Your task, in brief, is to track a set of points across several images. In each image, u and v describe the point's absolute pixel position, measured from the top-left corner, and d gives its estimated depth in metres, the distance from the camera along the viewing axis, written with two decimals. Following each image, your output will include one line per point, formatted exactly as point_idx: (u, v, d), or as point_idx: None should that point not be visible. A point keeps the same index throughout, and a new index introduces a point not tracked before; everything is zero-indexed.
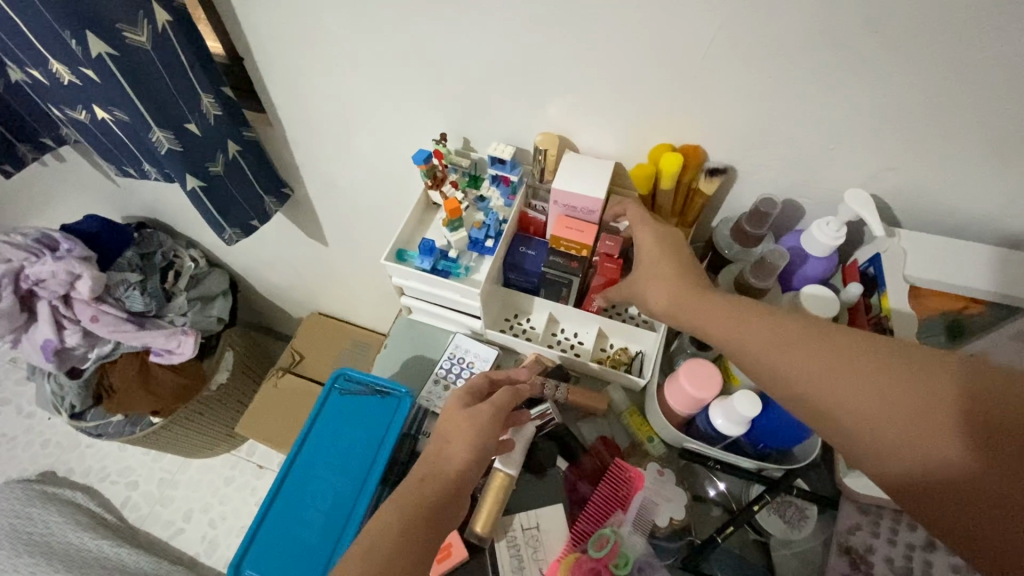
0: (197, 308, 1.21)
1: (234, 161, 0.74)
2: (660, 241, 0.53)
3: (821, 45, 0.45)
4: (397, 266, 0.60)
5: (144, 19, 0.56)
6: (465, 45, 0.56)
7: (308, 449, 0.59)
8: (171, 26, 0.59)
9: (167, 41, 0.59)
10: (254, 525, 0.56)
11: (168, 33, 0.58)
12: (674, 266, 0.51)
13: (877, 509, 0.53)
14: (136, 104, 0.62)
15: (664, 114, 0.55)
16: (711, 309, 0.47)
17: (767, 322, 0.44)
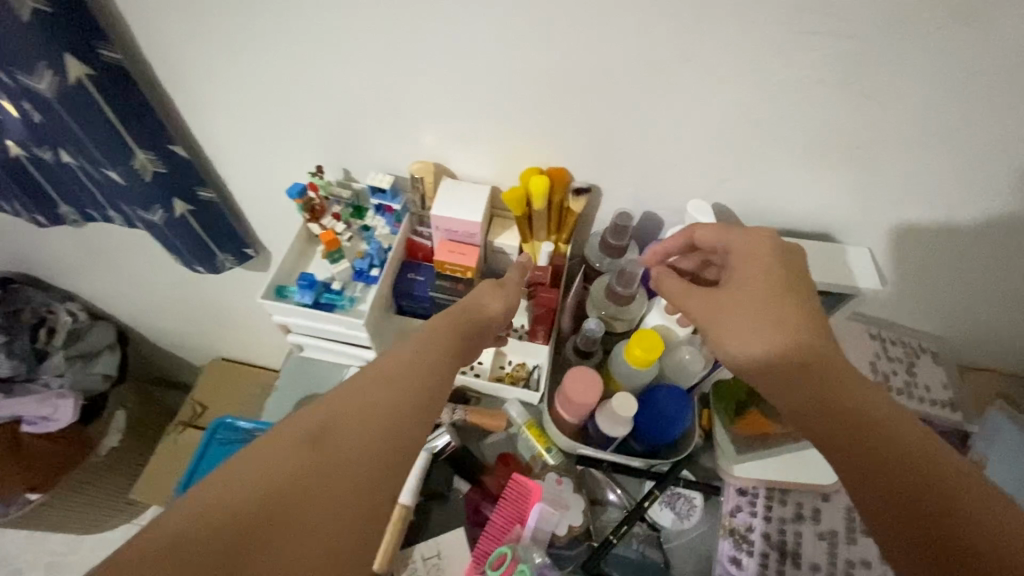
0: (76, 367, 1.10)
1: (178, 218, 0.71)
2: (760, 248, 0.48)
3: (654, 71, 0.49)
4: (275, 304, 0.58)
5: (51, 70, 0.53)
6: (336, 81, 0.57)
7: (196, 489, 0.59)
8: (92, 80, 0.55)
9: (84, 94, 0.56)
10: None
11: (84, 88, 0.55)
12: (778, 272, 0.47)
13: (755, 489, 0.57)
14: (85, 140, 0.60)
15: (529, 139, 0.58)
16: (748, 295, 0.47)
17: (749, 278, 0.48)
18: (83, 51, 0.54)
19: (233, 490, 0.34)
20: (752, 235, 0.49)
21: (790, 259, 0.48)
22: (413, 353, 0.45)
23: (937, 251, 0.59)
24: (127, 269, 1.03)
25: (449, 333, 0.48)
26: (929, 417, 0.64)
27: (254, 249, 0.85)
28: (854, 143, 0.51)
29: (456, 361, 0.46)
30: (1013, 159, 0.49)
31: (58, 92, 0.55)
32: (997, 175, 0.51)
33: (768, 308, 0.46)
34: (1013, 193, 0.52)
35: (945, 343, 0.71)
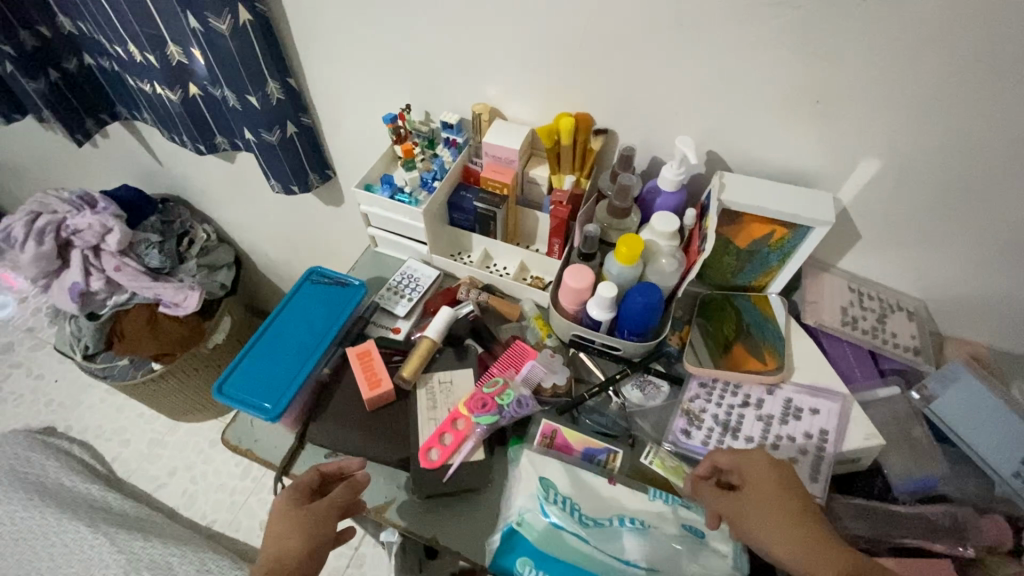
0: (203, 273, 1.39)
1: (288, 138, 0.97)
2: (755, 465, 0.53)
3: (655, 31, 0.66)
4: (364, 193, 0.80)
5: (229, 14, 0.79)
6: (423, 31, 0.78)
7: (287, 311, 0.73)
8: (250, 24, 0.82)
9: (244, 32, 0.82)
10: (238, 359, 0.69)
11: (245, 27, 0.82)
12: (776, 481, 0.52)
13: (712, 381, 0.69)
14: (239, 68, 0.86)
15: (563, 89, 0.77)
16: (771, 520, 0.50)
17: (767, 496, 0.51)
18: (246, 2, 0.80)
19: None
20: (750, 457, 0.54)
21: (785, 472, 0.53)
22: (286, 520, 0.57)
23: (897, 200, 0.70)
24: (248, 200, 1.31)
25: (303, 518, 0.57)
26: (892, 356, 0.71)
27: (332, 171, 1.10)
28: (809, 91, 0.64)
29: (305, 522, 0.57)
30: (937, 101, 0.60)
31: (231, 30, 0.81)
32: (929, 117, 0.61)
33: (773, 511, 0.51)
34: (947, 135, 0.62)
35: (920, 303, 0.78)
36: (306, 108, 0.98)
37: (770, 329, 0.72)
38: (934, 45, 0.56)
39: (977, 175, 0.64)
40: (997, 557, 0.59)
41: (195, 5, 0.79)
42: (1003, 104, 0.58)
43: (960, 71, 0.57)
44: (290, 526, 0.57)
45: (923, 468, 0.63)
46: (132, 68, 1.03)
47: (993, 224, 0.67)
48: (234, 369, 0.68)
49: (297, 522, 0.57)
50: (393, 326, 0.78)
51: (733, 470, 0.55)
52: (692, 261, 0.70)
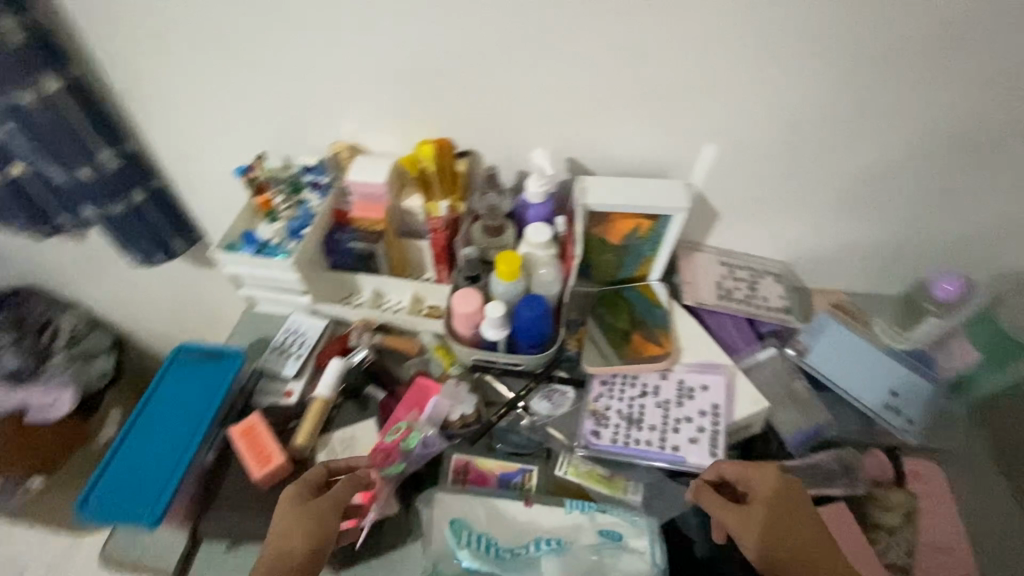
0: (77, 366, 1.23)
1: (137, 207, 0.89)
2: (765, 478, 0.58)
3: (489, 50, 0.67)
4: (225, 254, 0.75)
5: (33, 83, 0.71)
6: (262, 77, 0.75)
7: (156, 401, 0.68)
8: (63, 91, 0.75)
9: (57, 100, 0.74)
10: (102, 466, 0.63)
11: (57, 95, 0.74)
12: (783, 494, 0.57)
13: (613, 377, 0.71)
14: (57, 142, 0.76)
15: (417, 116, 0.76)
16: (776, 529, 0.55)
17: (776, 508, 0.56)
18: (53, 69, 0.73)
19: None
20: (761, 470, 0.58)
21: (791, 484, 0.58)
22: (285, 518, 0.55)
23: (743, 177, 0.75)
24: (113, 281, 1.18)
25: (304, 514, 0.55)
26: (768, 317, 0.75)
27: (199, 235, 1.02)
28: (641, 88, 0.68)
29: (307, 514, 0.55)
30: (748, 81, 0.66)
31: (39, 100, 0.73)
32: (748, 97, 0.67)
33: (781, 523, 0.56)
34: (765, 110, 0.68)
35: (784, 265, 0.84)
36: (153, 173, 0.91)
37: (660, 313, 0.75)
38: (730, 32, 0.62)
39: (799, 142, 0.71)
40: (899, 492, 0.64)
41: None
42: (799, 77, 0.65)
43: (758, 52, 0.63)
44: (290, 518, 0.55)
45: (810, 419, 0.68)
46: None
47: (823, 183, 0.74)
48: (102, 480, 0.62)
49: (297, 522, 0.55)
50: (284, 390, 0.72)
51: (739, 480, 0.59)
52: (571, 267, 0.72)
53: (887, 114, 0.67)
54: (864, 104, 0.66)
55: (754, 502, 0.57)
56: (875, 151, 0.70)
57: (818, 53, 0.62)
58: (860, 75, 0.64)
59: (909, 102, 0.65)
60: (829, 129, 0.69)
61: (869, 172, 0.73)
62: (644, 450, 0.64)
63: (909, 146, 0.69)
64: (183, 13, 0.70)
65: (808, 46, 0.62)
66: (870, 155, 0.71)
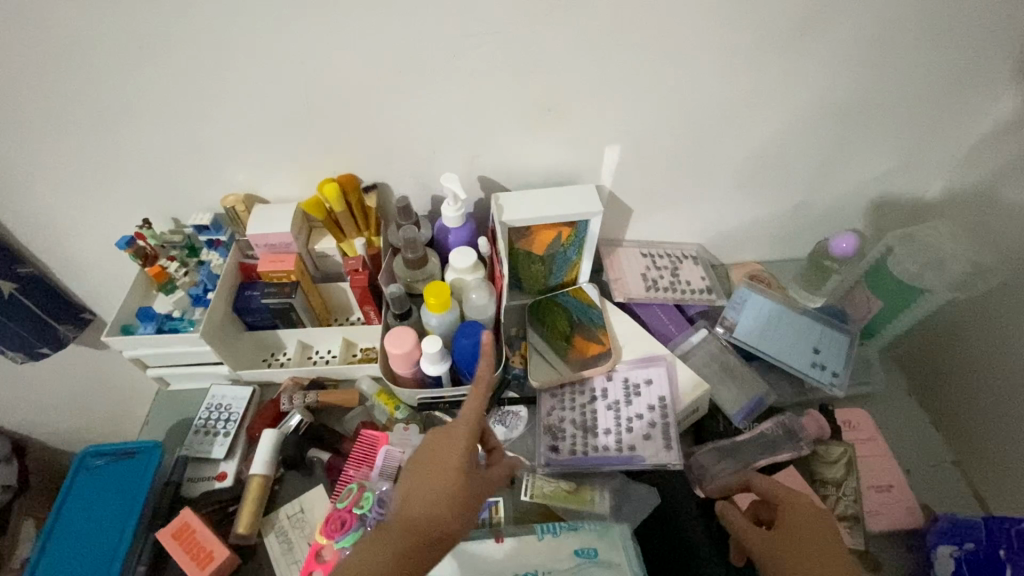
0: None
1: (8, 297, 0.78)
2: (796, 504, 0.54)
3: (378, 82, 0.65)
4: (118, 338, 0.67)
5: None
6: (130, 136, 0.68)
7: (64, 523, 0.59)
8: None
9: None
10: None
11: None
12: (815, 525, 0.53)
13: (561, 389, 0.71)
14: None
15: (314, 156, 0.72)
16: (795, 554, 0.51)
17: (801, 530, 0.52)
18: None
19: (391, 531, 0.49)
20: (794, 495, 0.55)
21: (825, 516, 0.53)
22: (451, 453, 0.53)
23: (650, 171, 0.77)
24: None
25: (473, 476, 0.53)
26: (692, 302, 0.79)
27: (91, 314, 0.91)
28: (539, 101, 0.68)
29: (464, 471, 0.52)
30: (640, 80, 0.68)
31: None
32: (642, 96, 0.69)
33: (803, 549, 0.51)
34: (660, 106, 0.70)
35: (699, 247, 0.88)
36: (21, 258, 0.80)
37: (597, 314, 0.76)
38: (614, 37, 0.63)
39: (695, 131, 0.74)
40: (835, 445, 0.68)
41: None
42: (685, 72, 0.67)
43: (643, 54, 0.65)
44: (451, 460, 0.52)
45: (749, 392, 0.71)
46: None
47: (724, 166, 0.78)
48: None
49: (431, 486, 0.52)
50: (217, 473, 0.67)
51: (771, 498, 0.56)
52: (501, 286, 0.71)
53: (768, 95, 0.71)
54: (748, 88, 0.70)
55: (781, 530, 0.53)
56: (764, 131, 0.75)
57: (698, 48, 0.65)
58: (739, 64, 0.67)
59: (786, 80, 0.69)
60: (720, 117, 0.72)
61: (762, 151, 0.77)
62: (605, 457, 0.64)
63: (792, 123, 0.74)
64: (18, 79, 0.61)
65: (689, 40, 0.64)
66: (760, 135, 0.75)
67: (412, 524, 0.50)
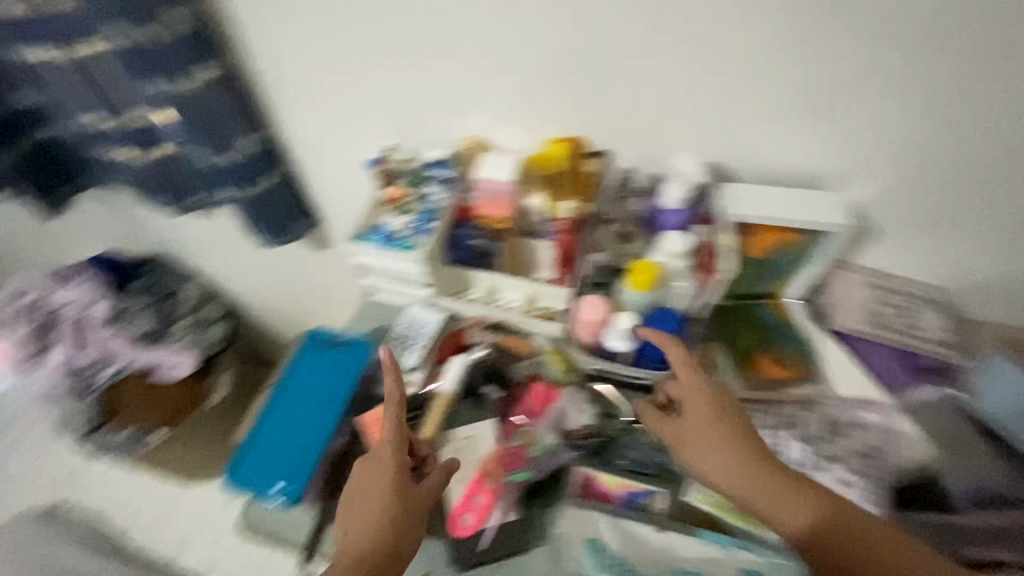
0: (196, 331, 1.33)
1: (264, 193, 0.92)
2: (697, 401, 0.61)
3: (643, 48, 0.64)
4: (357, 244, 0.78)
5: (197, 72, 0.76)
6: (400, 69, 0.76)
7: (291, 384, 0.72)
8: (219, 81, 0.79)
9: (215, 90, 0.79)
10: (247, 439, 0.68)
11: (214, 84, 0.78)
12: (710, 407, 0.61)
13: (743, 401, 0.70)
14: (210, 128, 0.81)
15: (552, 113, 0.74)
16: (708, 432, 0.60)
17: (721, 427, 0.60)
18: (209, 58, 0.76)
19: (358, 541, 0.57)
20: (690, 381, 0.62)
21: (724, 401, 0.61)
22: (364, 478, 0.59)
23: (913, 192, 0.67)
24: (236, 256, 1.26)
25: (393, 502, 0.58)
26: (920, 352, 0.70)
27: (318, 219, 1.05)
28: (808, 92, 0.63)
29: (392, 483, 0.59)
30: (939, 83, 0.59)
31: (200, 89, 0.77)
32: (936, 105, 0.60)
33: (707, 434, 0.60)
34: (954, 120, 0.61)
35: (944, 289, 0.75)
36: (284, 159, 0.95)
37: (789, 333, 0.73)
38: (928, 32, 0.56)
39: (989, 156, 0.63)
40: None
41: (158, 68, 0.74)
42: (1006, 83, 0.57)
43: (958, 55, 0.56)
44: (376, 476, 0.59)
45: (978, 468, 0.63)
46: (94, 137, 0.97)
47: (1011, 205, 0.66)
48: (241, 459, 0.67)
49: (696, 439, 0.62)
50: (404, 380, 0.75)
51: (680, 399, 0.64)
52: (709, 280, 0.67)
53: None
54: None
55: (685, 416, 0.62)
56: None
57: None
58: None
59: None
60: None
61: None
62: None
63: None
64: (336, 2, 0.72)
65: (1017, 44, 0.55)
66: None
67: (392, 539, 0.57)
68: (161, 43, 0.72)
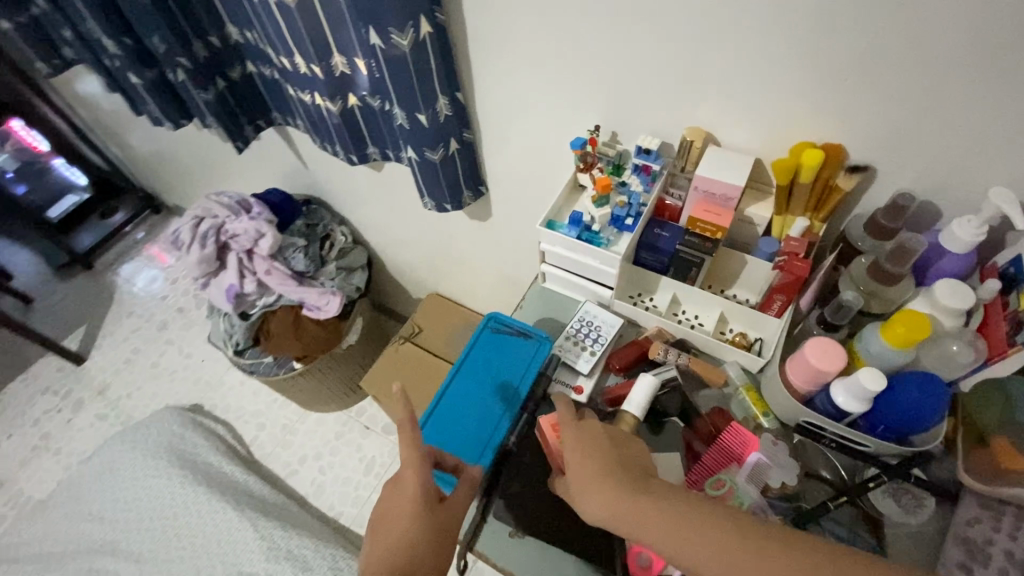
0: (342, 275, 1.37)
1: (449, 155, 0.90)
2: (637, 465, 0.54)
3: (978, 54, 0.49)
4: (549, 232, 0.72)
5: (411, 28, 0.72)
6: (629, 44, 0.65)
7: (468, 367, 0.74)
8: (429, 37, 0.74)
9: (423, 46, 0.74)
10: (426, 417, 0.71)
11: (425, 40, 0.74)
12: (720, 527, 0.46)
13: (1000, 505, 0.55)
14: (413, 86, 0.79)
15: (807, 117, 0.61)
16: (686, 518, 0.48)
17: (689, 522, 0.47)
18: (429, 13, 0.72)
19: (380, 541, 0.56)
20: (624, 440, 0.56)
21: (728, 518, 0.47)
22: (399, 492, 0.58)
23: None
24: (390, 208, 1.27)
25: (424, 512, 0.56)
26: None
27: (484, 188, 1.02)
28: None
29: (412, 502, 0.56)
30: None
31: (412, 45, 0.73)
32: None
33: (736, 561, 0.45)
34: None
35: None
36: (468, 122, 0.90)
37: None
38: None
39: None
40: None
41: (376, 19, 0.71)
42: None
43: None
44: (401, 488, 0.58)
45: None
46: (294, 78, 0.99)
47: None
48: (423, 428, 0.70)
49: (676, 548, 0.46)
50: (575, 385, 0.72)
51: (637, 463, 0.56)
52: (1000, 354, 0.53)
53: None
54: None
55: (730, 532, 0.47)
56: None
57: None
58: None
59: None
60: None
61: None
62: None
63: None
64: None
65: None
66: None
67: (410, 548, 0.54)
68: None
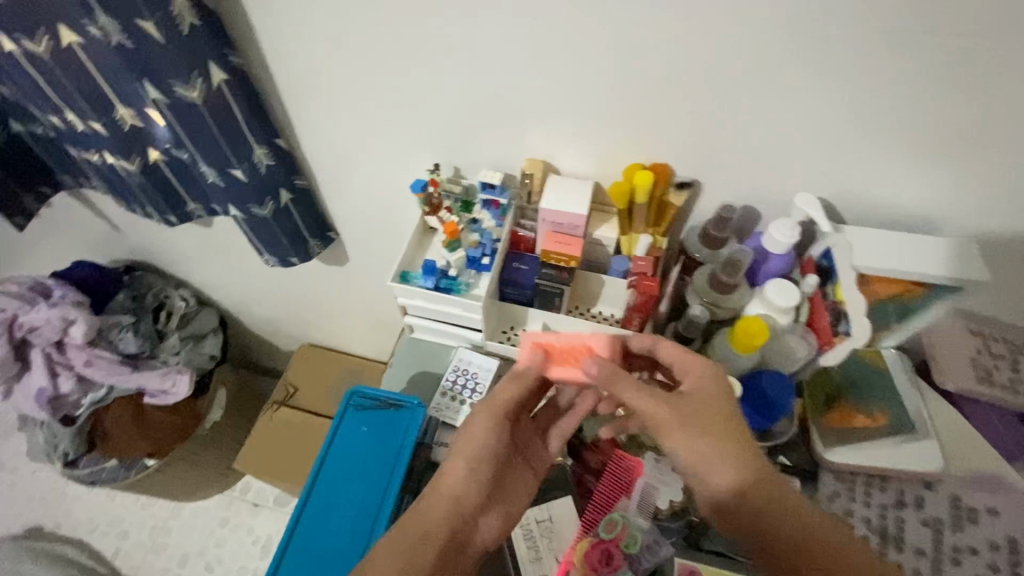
0: (188, 347, 1.18)
1: (283, 208, 0.80)
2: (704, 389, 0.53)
3: (763, 74, 0.52)
4: (402, 287, 0.66)
5: (198, 77, 0.62)
6: (451, 79, 0.62)
7: (334, 458, 0.67)
8: (226, 84, 0.65)
9: (220, 96, 0.65)
10: (291, 526, 0.64)
11: (221, 89, 0.64)
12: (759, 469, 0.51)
13: (851, 475, 0.61)
14: (217, 140, 0.68)
15: (635, 140, 0.62)
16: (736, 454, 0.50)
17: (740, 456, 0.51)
18: (218, 58, 0.63)
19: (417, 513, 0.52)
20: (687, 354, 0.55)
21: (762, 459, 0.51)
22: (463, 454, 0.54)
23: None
24: (234, 265, 1.12)
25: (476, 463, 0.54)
26: None
27: (335, 233, 0.92)
28: (956, 131, 0.53)
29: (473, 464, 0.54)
30: None
31: (205, 97, 0.64)
32: None
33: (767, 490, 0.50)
34: None
35: None
36: (299, 169, 0.81)
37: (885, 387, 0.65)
38: None
39: None
40: None
41: (154, 70, 0.61)
42: None
43: None
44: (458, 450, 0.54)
45: None
46: (72, 137, 0.82)
47: None
48: (301, 519, 0.64)
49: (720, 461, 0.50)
50: None
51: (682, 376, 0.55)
52: (827, 340, 0.59)
53: None
54: None
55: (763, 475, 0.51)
56: None
57: None
58: None
59: None
60: None
61: None
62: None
63: None
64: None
65: None
66: None
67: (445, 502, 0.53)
68: (151, 43, 0.59)
